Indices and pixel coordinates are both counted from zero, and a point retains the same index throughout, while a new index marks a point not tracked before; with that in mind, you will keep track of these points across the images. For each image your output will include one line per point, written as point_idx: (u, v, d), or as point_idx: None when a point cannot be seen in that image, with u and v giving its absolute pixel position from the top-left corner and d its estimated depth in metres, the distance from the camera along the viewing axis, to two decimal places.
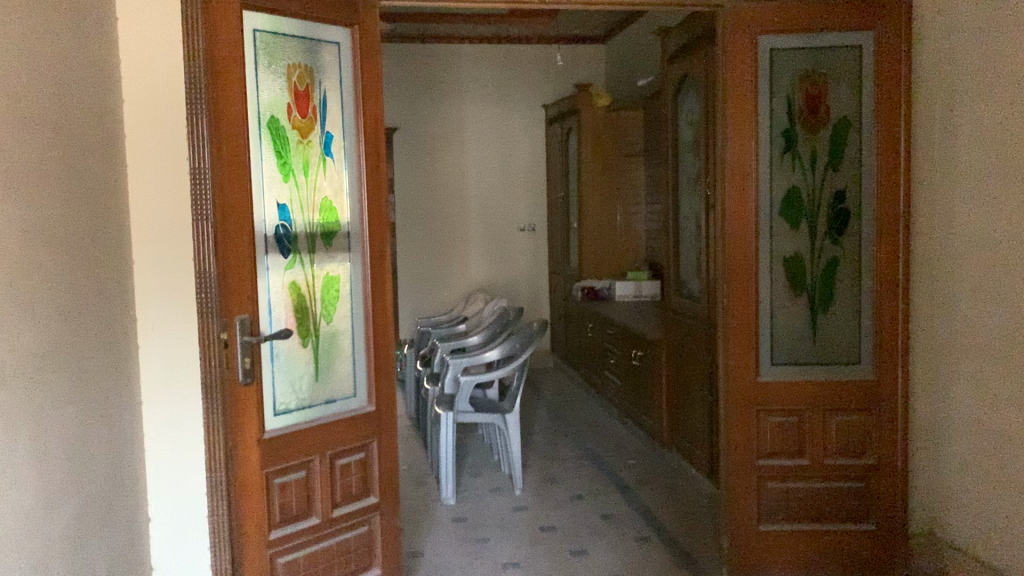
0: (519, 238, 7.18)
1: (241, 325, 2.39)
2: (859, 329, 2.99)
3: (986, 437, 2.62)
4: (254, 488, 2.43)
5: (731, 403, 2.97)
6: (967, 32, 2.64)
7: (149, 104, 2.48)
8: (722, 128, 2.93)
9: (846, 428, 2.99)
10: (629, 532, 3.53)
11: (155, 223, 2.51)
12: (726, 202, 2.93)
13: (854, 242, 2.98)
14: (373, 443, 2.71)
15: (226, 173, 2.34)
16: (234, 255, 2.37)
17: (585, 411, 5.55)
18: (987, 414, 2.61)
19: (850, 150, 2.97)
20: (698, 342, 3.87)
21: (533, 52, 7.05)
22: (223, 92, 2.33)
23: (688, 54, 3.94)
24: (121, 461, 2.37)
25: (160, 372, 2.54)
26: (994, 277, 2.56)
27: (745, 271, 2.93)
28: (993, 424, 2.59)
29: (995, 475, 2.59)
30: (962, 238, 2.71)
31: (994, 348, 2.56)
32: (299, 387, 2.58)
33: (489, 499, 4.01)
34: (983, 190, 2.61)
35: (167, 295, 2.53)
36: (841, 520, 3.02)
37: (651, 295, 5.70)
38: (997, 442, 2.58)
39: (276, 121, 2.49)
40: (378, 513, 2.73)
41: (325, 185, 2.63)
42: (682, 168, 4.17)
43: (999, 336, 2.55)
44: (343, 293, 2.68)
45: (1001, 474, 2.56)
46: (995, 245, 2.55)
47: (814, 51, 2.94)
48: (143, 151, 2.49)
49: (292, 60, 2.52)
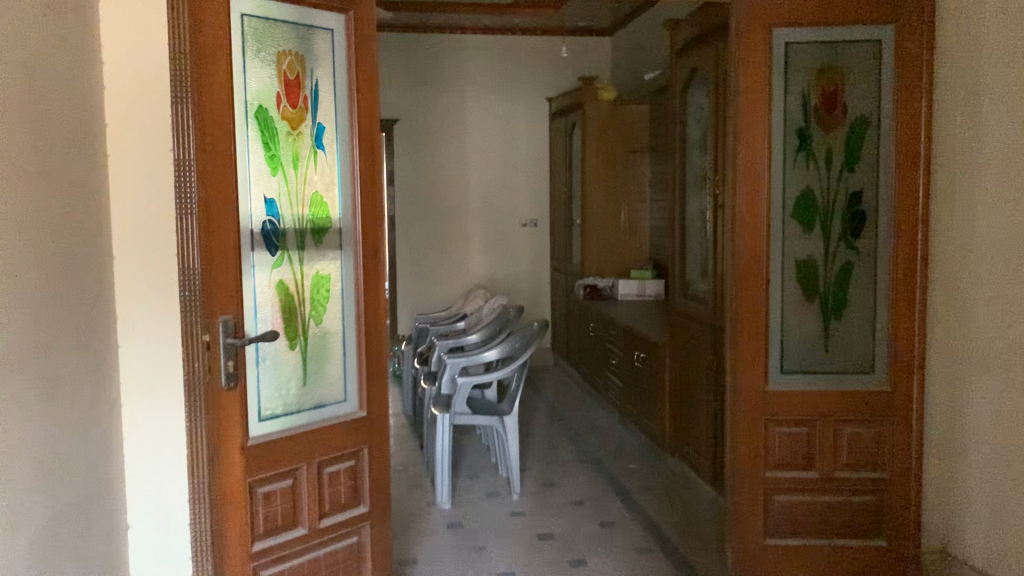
0: (520, 234, 7.05)
1: (224, 327, 2.25)
2: (872, 337, 2.86)
3: (1005, 454, 2.52)
4: (238, 501, 2.29)
5: (740, 414, 2.85)
6: (997, 32, 2.52)
7: (132, 90, 2.35)
8: (733, 125, 2.81)
9: (858, 439, 2.85)
10: (629, 541, 3.42)
11: (137, 215, 2.38)
12: (736, 203, 2.80)
13: (869, 246, 2.85)
14: (363, 450, 2.59)
15: (211, 163, 2.21)
16: (218, 250, 2.23)
17: (586, 412, 5.43)
18: (1010, 432, 2.50)
19: (868, 150, 2.83)
20: (703, 345, 3.76)
21: (538, 44, 6.91)
22: (209, 79, 2.19)
23: (699, 47, 3.80)
24: (98, 467, 2.25)
25: (141, 371, 2.42)
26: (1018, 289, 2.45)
27: (755, 275, 2.81)
28: (1013, 443, 2.49)
29: (1013, 493, 2.49)
30: (983, 249, 2.59)
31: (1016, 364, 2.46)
32: (286, 392, 2.46)
33: (485, 504, 3.89)
34: (1004, 197, 2.50)
35: (149, 294, 2.41)
36: (852, 535, 2.89)
37: (654, 295, 5.58)
38: (1015, 461, 2.48)
39: (264, 110, 2.36)
40: (369, 523, 2.62)
41: (315, 179, 2.50)
42: (690, 166, 4.04)
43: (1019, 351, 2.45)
44: (334, 293, 2.55)
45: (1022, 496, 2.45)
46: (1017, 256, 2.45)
47: (832, 46, 2.80)
48: (125, 142, 2.36)
49: (282, 46, 2.39)
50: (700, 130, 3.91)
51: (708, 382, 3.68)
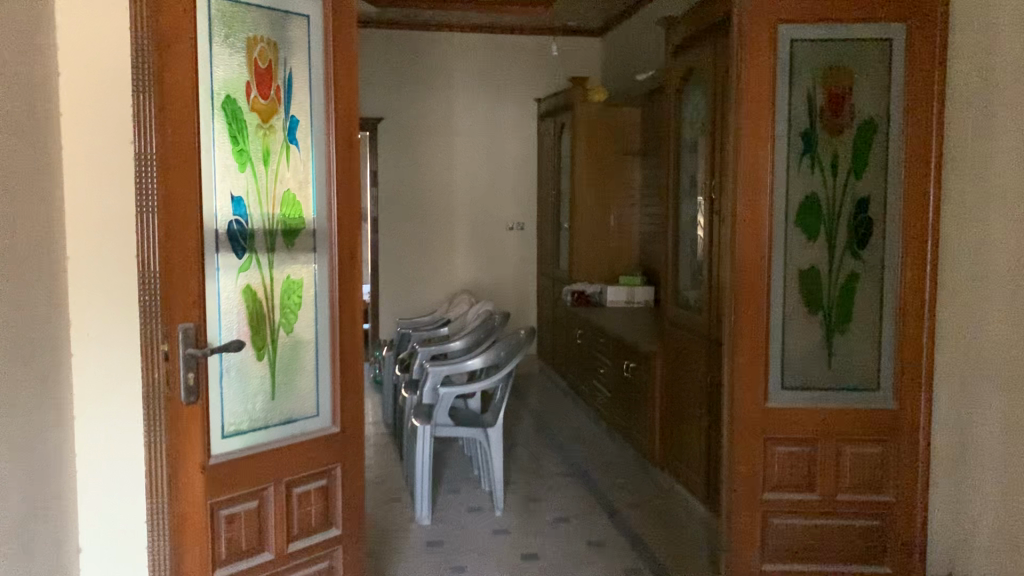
0: (507, 238, 6.89)
1: (185, 336, 2.06)
2: (878, 352, 2.71)
3: (1000, 484, 2.36)
4: (197, 526, 2.09)
5: (739, 433, 2.70)
6: (999, 25, 2.35)
7: (89, 76, 2.16)
8: (735, 127, 2.66)
9: (861, 461, 2.70)
10: (617, 562, 3.26)
11: (93, 213, 2.19)
12: (738, 210, 2.66)
13: (876, 257, 2.70)
14: (336, 469, 2.41)
15: (172, 157, 2.02)
16: (179, 250, 2.04)
17: (572, 422, 5.28)
18: (1005, 460, 2.33)
19: (875, 155, 2.68)
20: (697, 356, 3.61)
21: (528, 42, 6.75)
22: (171, 65, 2.00)
23: (696, 46, 3.65)
24: (44, 489, 2.06)
25: (95, 382, 2.23)
26: (1015, 308, 2.29)
27: (756, 285, 2.66)
28: (1005, 473, 2.34)
29: (1010, 528, 2.32)
30: (984, 262, 2.43)
31: (1010, 387, 2.30)
32: (252, 407, 2.28)
33: (467, 520, 3.72)
34: (1003, 206, 2.34)
35: (106, 299, 2.22)
36: (853, 562, 2.74)
37: (643, 302, 5.42)
38: (1008, 491, 2.33)
39: (232, 101, 2.18)
40: (341, 547, 2.44)
41: (287, 176, 2.33)
42: (684, 169, 3.88)
43: (1014, 372, 2.29)
44: (307, 299, 2.38)
45: (1015, 527, 2.29)
46: (1014, 269, 2.29)
47: (838, 44, 2.66)
48: (81, 133, 2.17)
49: (253, 33, 2.22)
50: (695, 132, 3.76)
51: (701, 394, 3.54)
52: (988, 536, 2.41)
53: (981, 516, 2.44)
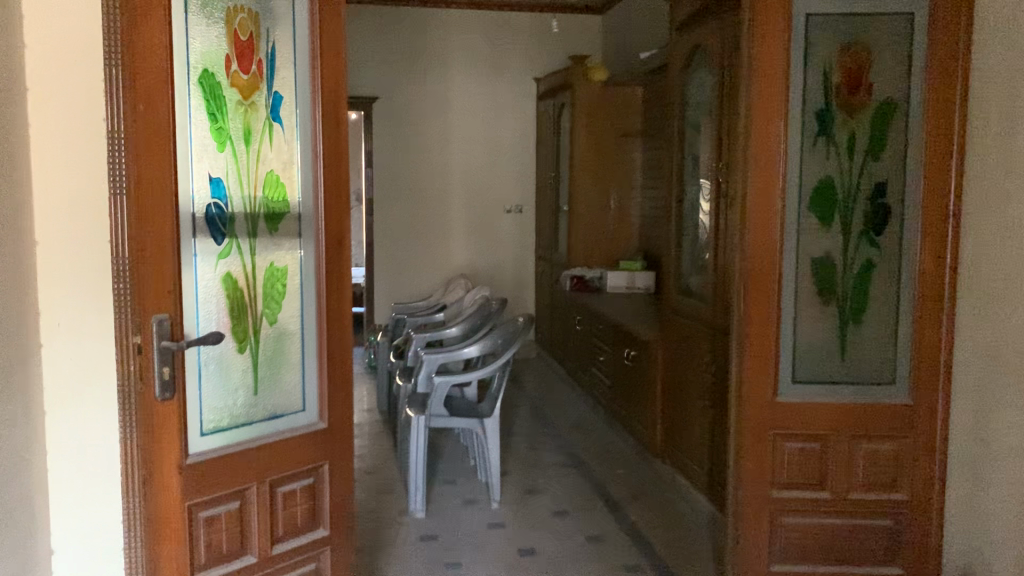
0: (505, 221, 6.74)
1: (159, 328, 1.92)
2: (894, 345, 2.58)
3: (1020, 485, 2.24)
4: (174, 530, 1.97)
5: (746, 429, 2.57)
6: None
7: (58, 47, 1.99)
8: (746, 107, 2.52)
9: (875, 458, 2.58)
10: (617, 558, 3.15)
11: (63, 194, 2.02)
12: (747, 194, 2.52)
13: (894, 244, 2.56)
14: (323, 467, 2.28)
15: (145, 134, 1.87)
16: (153, 236, 1.90)
17: (571, 410, 5.16)
18: None
19: (894, 136, 2.54)
20: (701, 345, 3.48)
21: (526, 19, 6.57)
22: (143, 35, 1.86)
23: (702, 22, 3.50)
24: (10, 490, 1.91)
25: (67, 375, 2.07)
26: None
27: (768, 273, 2.53)
28: None
29: None
30: (1006, 251, 2.29)
31: None
32: (233, 402, 2.15)
33: (462, 513, 3.60)
34: None
35: (79, 288, 2.06)
36: (865, 562, 2.62)
37: (644, 287, 5.29)
38: None
39: (210, 75, 2.03)
40: (329, 548, 2.32)
41: (270, 157, 2.19)
42: (689, 151, 3.74)
43: None
44: (292, 288, 2.25)
45: None
46: None
47: (856, 19, 2.52)
48: (49, 109, 2.00)
49: (232, 2, 2.07)
50: (701, 111, 3.61)
51: (705, 384, 3.41)
52: (1008, 538, 2.29)
53: (1000, 517, 2.32)
